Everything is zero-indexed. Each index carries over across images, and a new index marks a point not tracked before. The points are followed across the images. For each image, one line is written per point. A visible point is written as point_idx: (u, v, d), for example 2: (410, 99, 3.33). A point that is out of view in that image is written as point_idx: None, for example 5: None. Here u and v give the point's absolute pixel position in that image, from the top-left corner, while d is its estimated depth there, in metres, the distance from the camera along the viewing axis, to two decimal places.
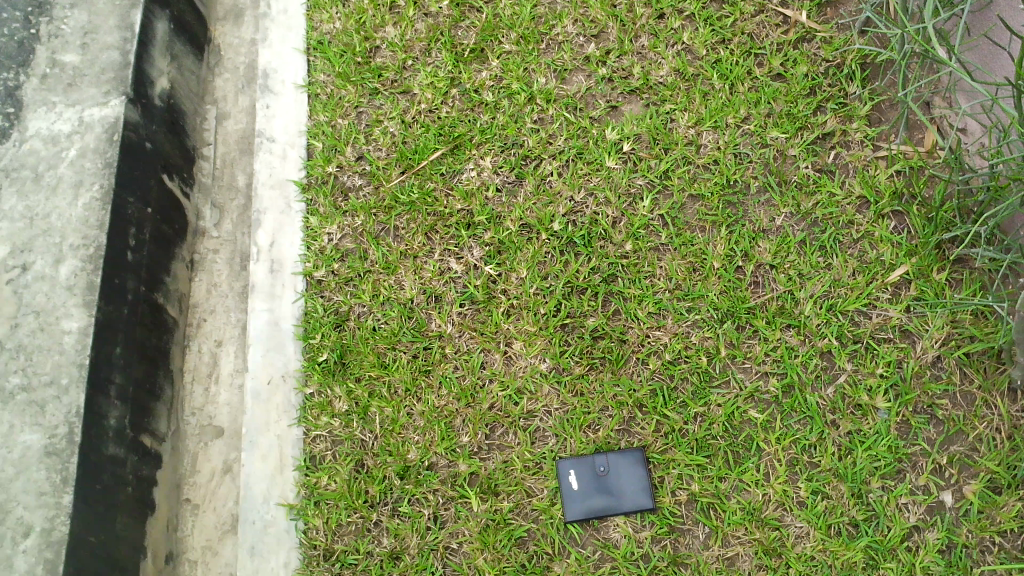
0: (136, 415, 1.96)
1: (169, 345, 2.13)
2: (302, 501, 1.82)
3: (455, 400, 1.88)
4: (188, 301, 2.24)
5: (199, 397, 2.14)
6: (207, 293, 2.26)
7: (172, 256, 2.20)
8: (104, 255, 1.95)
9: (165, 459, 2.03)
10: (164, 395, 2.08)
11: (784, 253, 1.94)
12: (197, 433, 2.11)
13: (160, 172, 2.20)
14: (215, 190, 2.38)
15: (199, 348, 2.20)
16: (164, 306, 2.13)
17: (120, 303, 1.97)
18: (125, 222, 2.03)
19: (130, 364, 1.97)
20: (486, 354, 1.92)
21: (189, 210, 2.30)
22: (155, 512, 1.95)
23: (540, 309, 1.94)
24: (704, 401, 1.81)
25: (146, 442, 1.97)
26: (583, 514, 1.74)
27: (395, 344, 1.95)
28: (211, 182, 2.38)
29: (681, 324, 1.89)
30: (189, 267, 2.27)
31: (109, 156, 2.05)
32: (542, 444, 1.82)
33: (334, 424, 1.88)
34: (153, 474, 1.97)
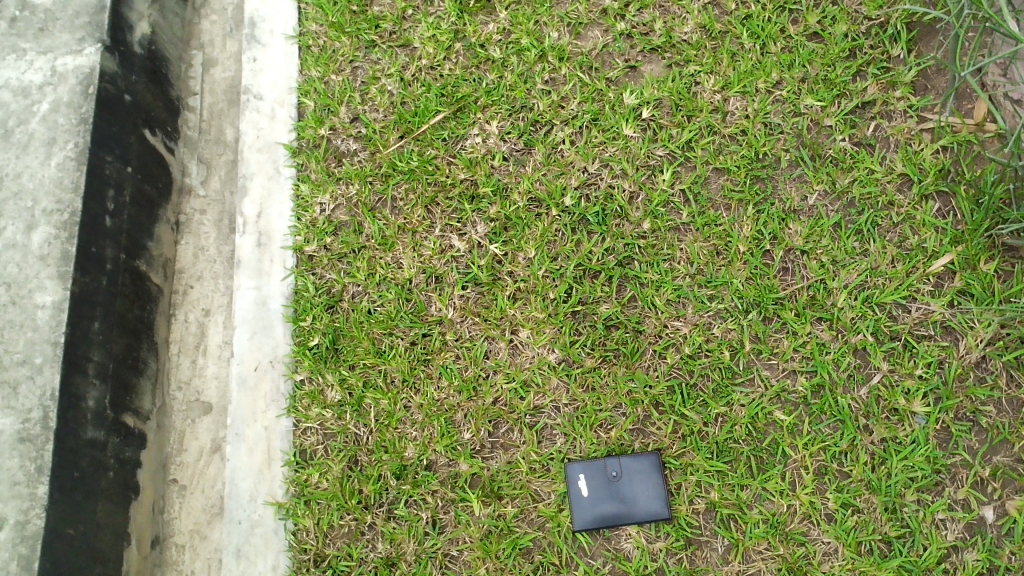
0: (117, 394, 1.82)
1: (153, 316, 1.99)
2: (291, 498, 1.71)
3: (456, 393, 1.74)
4: (172, 267, 2.09)
5: (186, 369, 2.02)
6: (194, 257, 2.11)
7: (155, 219, 2.04)
8: (79, 221, 1.79)
9: (150, 438, 1.91)
10: (149, 370, 1.95)
11: (816, 236, 1.77)
12: (184, 409, 1.99)
13: (141, 127, 2.02)
14: (201, 144, 2.21)
15: (185, 318, 2.06)
16: (147, 275, 1.99)
17: (98, 273, 1.82)
18: (102, 184, 1.87)
19: (110, 339, 1.83)
20: (490, 342, 1.78)
21: (173, 167, 2.13)
22: (139, 496, 1.84)
23: (548, 295, 1.79)
24: (726, 401, 1.67)
25: (129, 422, 1.84)
26: (595, 523, 1.60)
27: (392, 329, 1.82)
28: (197, 136, 2.20)
29: (702, 314, 1.74)
30: (174, 229, 2.11)
31: (85, 111, 1.87)
32: (549, 444, 1.69)
33: (326, 416, 1.77)
34: (135, 458, 1.85)
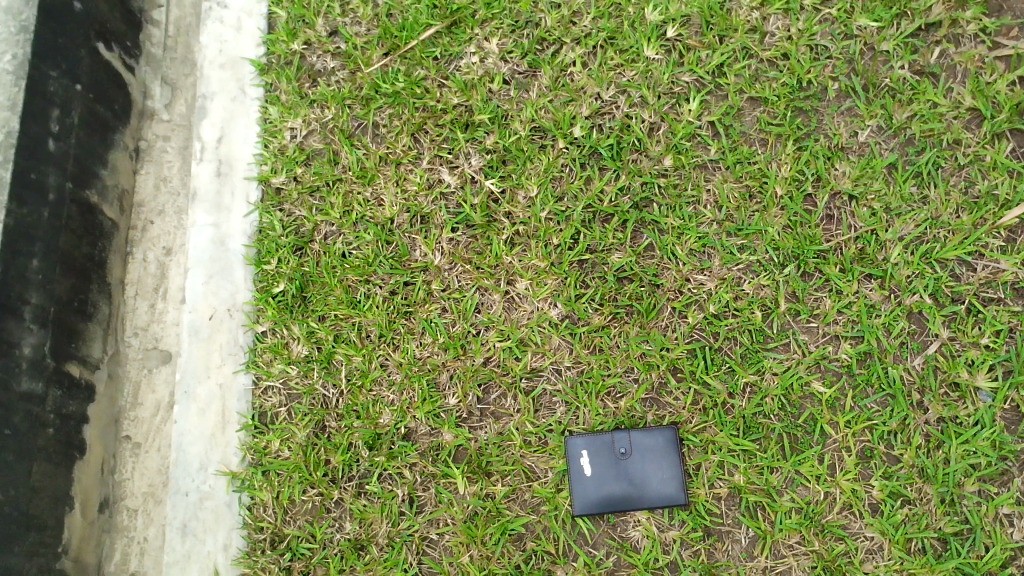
0: (58, 345, 1.47)
1: (105, 253, 1.62)
2: (248, 468, 1.48)
3: (441, 351, 1.49)
4: (129, 201, 1.70)
5: (144, 314, 1.65)
6: (155, 189, 1.73)
7: (109, 146, 1.65)
8: (16, 141, 1.41)
9: (100, 388, 1.56)
10: (100, 314, 1.58)
11: (868, 179, 1.51)
12: (141, 358, 1.63)
13: (94, 39, 1.61)
14: (166, 63, 1.79)
15: (144, 256, 1.69)
16: (99, 207, 1.62)
17: (37, 204, 1.45)
18: (45, 101, 1.48)
19: (52, 281, 1.47)
20: (482, 294, 1.53)
21: (132, 88, 1.72)
22: (86, 454, 1.50)
23: (552, 241, 1.54)
24: (757, 368, 1.42)
25: (73, 371, 1.49)
26: (597, 509, 1.37)
27: (370, 276, 1.56)
28: (161, 55, 1.78)
29: (731, 267, 1.49)
30: (132, 158, 1.72)
31: (26, 18, 1.47)
32: (547, 414, 1.45)
33: (291, 373, 1.53)
34: (82, 412, 1.51)
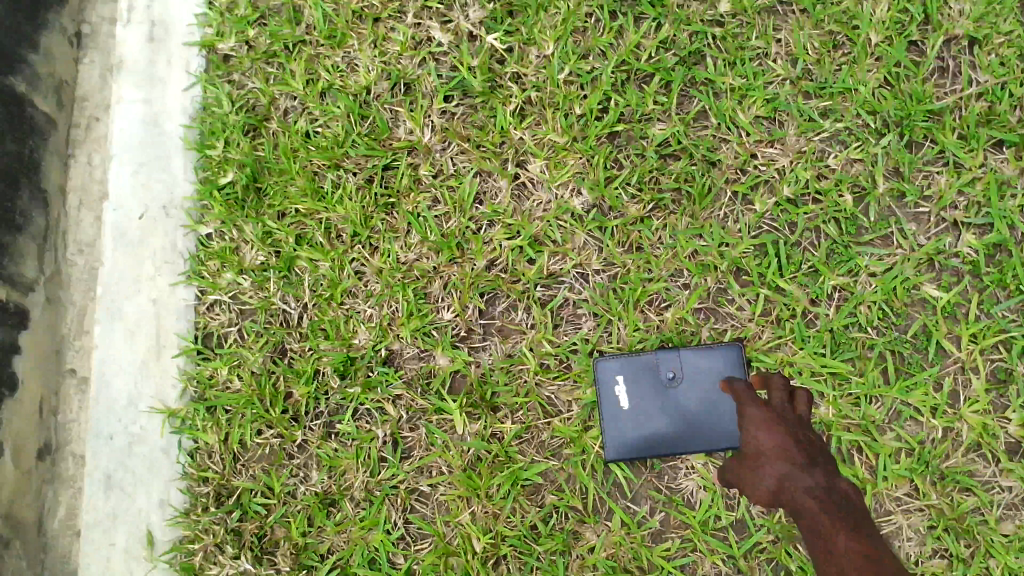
0: None
1: (41, 156, 1.18)
2: (190, 404, 1.15)
3: (432, 254, 1.16)
4: (69, 92, 1.25)
5: (92, 229, 1.22)
6: (102, 80, 1.27)
7: (38, 23, 1.20)
8: None
9: (38, 315, 1.14)
10: (36, 226, 1.16)
11: (996, 18, 1.12)
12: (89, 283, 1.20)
13: None
14: None
15: (90, 160, 1.25)
16: (30, 98, 1.17)
17: None
18: None
19: None
20: (483, 179, 1.19)
21: None
22: (19, 399, 1.09)
23: (574, 109, 1.18)
24: (849, 267, 1.07)
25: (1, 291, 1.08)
26: (636, 453, 1.04)
27: (339, 162, 1.22)
28: None
29: (811, 137, 1.13)
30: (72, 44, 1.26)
31: None
32: (571, 331, 1.12)
33: (242, 286, 1.20)
34: (11, 342, 1.09)
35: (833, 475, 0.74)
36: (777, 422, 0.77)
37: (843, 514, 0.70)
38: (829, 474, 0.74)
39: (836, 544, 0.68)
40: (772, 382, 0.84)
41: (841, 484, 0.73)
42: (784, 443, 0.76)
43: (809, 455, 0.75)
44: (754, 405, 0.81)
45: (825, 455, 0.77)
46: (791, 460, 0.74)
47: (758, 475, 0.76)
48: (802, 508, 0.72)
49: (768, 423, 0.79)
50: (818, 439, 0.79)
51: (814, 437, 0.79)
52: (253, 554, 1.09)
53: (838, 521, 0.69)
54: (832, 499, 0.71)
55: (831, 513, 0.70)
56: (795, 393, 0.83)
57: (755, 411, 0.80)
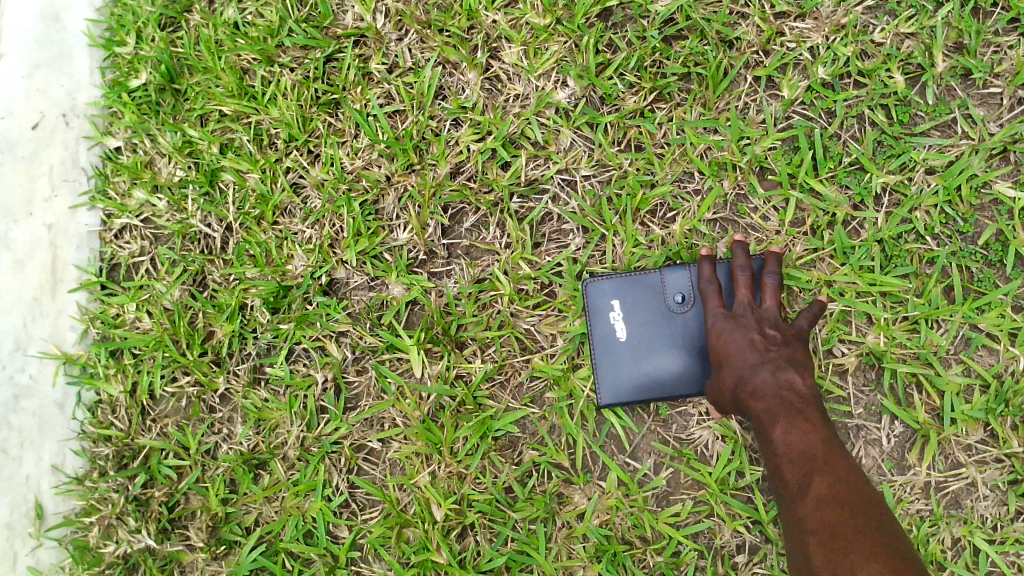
0: None
1: None
2: (91, 349, 0.95)
3: (384, 161, 0.95)
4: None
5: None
6: None
7: None
8: None
9: None
10: None
11: None
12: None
13: None
14: None
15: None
16: None
17: None
18: None
19: None
20: (447, 72, 0.97)
21: None
22: None
23: None
24: (902, 163, 0.87)
25: None
26: (636, 395, 0.83)
27: (272, 57, 0.99)
28: None
29: (852, 7, 0.90)
30: None
31: None
32: (555, 250, 0.91)
33: (157, 207, 0.98)
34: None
35: (788, 370, 0.74)
36: (738, 319, 0.78)
37: (791, 403, 0.72)
38: (783, 369, 0.74)
39: (775, 434, 0.71)
40: (742, 271, 0.81)
41: (795, 382, 0.73)
42: (746, 341, 0.76)
43: (766, 357, 0.75)
44: (718, 299, 0.80)
45: (787, 350, 0.76)
46: (745, 359, 0.76)
47: (720, 375, 0.78)
48: (751, 409, 0.74)
49: (726, 326, 0.78)
50: (786, 330, 0.78)
51: (782, 329, 0.78)
52: (158, 528, 0.90)
53: (780, 413, 0.71)
54: (782, 395, 0.72)
55: (775, 405, 0.72)
56: (766, 284, 0.81)
57: (717, 305, 0.80)
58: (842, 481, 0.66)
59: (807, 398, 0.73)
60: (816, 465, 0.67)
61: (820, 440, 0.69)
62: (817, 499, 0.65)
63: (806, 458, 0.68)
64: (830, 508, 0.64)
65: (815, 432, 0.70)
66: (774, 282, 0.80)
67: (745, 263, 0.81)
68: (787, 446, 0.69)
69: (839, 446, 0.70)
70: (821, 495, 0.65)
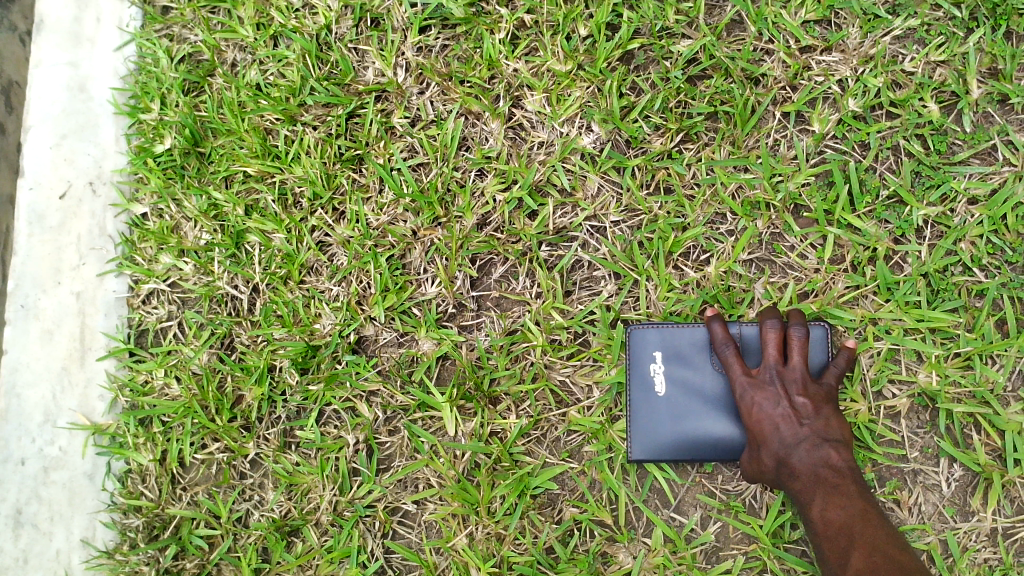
0: None
1: None
2: (119, 418, 0.93)
3: (409, 215, 0.93)
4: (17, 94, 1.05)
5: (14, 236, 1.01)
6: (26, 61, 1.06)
7: None
8: None
9: None
10: None
11: None
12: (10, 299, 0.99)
13: None
14: None
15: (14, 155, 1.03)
16: None
17: None
18: None
19: None
20: (470, 123, 0.96)
21: None
22: None
23: (579, 30, 0.94)
24: (943, 193, 0.84)
25: None
26: (670, 450, 0.81)
27: (296, 116, 0.99)
28: None
29: (880, 37, 0.89)
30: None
31: None
32: (587, 296, 0.89)
33: (184, 270, 0.97)
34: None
35: (823, 440, 0.73)
36: (763, 387, 0.76)
37: (827, 479, 0.72)
38: (819, 443, 0.73)
39: (813, 512, 0.71)
40: (765, 328, 0.78)
41: (831, 456, 0.72)
42: (776, 413, 0.75)
43: (798, 430, 0.73)
44: (740, 363, 0.78)
45: (822, 417, 0.75)
46: (776, 434, 0.74)
47: (756, 450, 0.77)
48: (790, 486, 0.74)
49: (753, 394, 0.76)
50: (815, 389, 0.76)
51: (813, 389, 0.76)
52: None
53: (817, 490, 0.71)
54: (818, 473, 0.72)
55: (811, 483, 0.72)
56: (792, 338, 0.78)
57: (740, 370, 0.77)
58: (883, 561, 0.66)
59: (845, 470, 0.72)
60: (854, 545, 0.68)
61: (858, 511, 0.70)
62: None
63: (844, 540, 0.69)
64: None
65: (854, 508, 0.70)
66: (800, 336, 0.77)
67: (769, 318, 0.79)
68: (825, 523, 0.70)
69: (880, 518, 0.70)
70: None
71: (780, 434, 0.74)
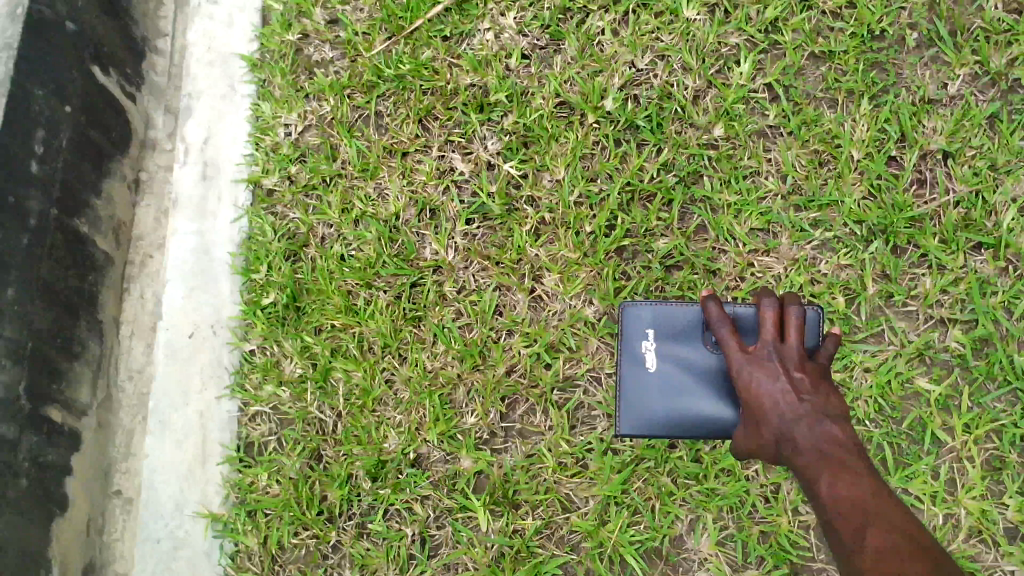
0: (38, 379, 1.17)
1: (99, 289, 1.30)
2: (232, 509, 1.26)
3: (456, 361, 1.25)
4: (126, 233, 1.38)
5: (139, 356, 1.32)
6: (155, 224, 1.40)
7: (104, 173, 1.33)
8: None
9: (88, 439, 1.24)
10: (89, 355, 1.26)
11: (967, 133, 1.24)
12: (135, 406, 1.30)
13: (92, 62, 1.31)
14: (171, 92, 1.46)
15: (141, 292, 1.36)
16: (92, 237, 1.29)
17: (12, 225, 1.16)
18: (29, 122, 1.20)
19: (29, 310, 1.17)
20: (502, 294, 1.29)
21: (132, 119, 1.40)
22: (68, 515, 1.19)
23: (584, 228, 1.29)
24: (844, 364, 1.16)
25: (54, 416, 1.18)
26: (660, 418, 1.08)
27: (371, 281, 1.33)
28: (166, 81, 1.46)
29: (803, 246, 1.23)
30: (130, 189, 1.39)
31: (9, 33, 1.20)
32: (586, 430, 1.21)
33: (282, 397, 1.29)
34: (64, 464, 1.19)
35: (819, 419, 0.90)
36: (763, 365, 0.94)
37: (831, 456, 0.87)
38: (819, 420, 0.90)
39: (823, 488, 0.86)
40: (764, 310, 0.98)
41: (830, 431, 0.89)
42: (777, 390, 0.92)
43: (798, 407, 0.90)
44: (740, 346, 0.98)
45: (818, 393, 0.92)
46: (776, 408, 0.92)
47: (762, 429, 0.93)
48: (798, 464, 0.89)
49: (758, 373, 0.94)
50: (808, 367, 0.94)
51: (806, 366, 0.95)
52: None
53: (825, 468, 0.86)
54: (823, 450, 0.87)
55: (817, 460, 0.87)
56: (784, 320, 0.98)
57: (740, 352, 0.97)
58: (893, 527, 0.80)
59: (844, 444, 0.88)
60: (867, 514, 0.81)
61: (861, 487, 0.84)
62: (878, 550, 0.78)
63: (856, 507, 0.82)
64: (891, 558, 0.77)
65: (859, 481, 0.85)
66: (791, 318, 0.97)
67: (764, 301, 0.99)
68: (837, 496, 0.84)
69: (884, 492, 0.84)
70: (877, 541, 0.79)
71: (781, 409, 0.91)
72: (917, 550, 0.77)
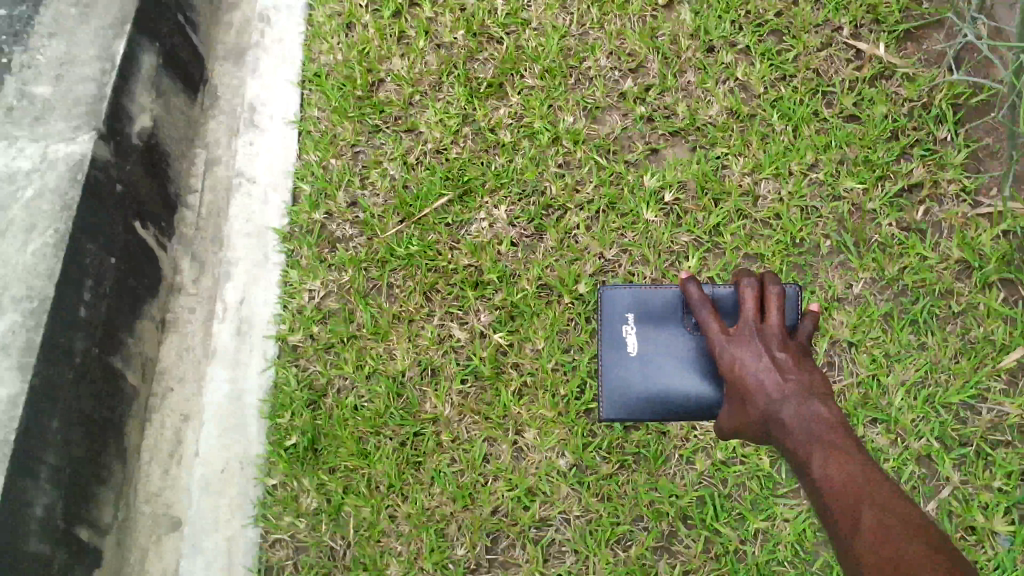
0: (73, 500, 1.38)
1: (125, 418, 1.53)
2: None
3: (450, 501, 1.52)
4: (151, 368, 1.62)
5: (155, 479, 1.56)
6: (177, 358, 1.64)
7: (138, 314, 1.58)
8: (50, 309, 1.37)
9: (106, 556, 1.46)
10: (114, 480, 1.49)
11: (866, 329, 1.57)
12: (150, 526, 1.53)
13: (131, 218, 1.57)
14: (197, 240, 1.74)
15: (161, 421, 1.60)
16: (123, 372, 1.53)
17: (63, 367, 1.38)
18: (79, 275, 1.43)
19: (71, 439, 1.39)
20: (490, 444, 1.56)
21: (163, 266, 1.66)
22: None
23: (559, 390, 1.57)
24: (767, 514, 1.48)
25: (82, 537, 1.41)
26: (637, 401, 1.38)
27: (380, 428, 1.58)
28: (194, 232, 1.74)
29: None
30: (158, 327, 1.64)
31: (70, 197, 1.45)
32: (558, 562, 1.49)
33: (299, 526, 1.53)
34: None
35: (805, 399, 1.13)
36: (748, 347, 1.21)
37: (821, 438, 1.09)
38: (806, 406, 1.12)
39: (820, 474, 1.05)
40: (746, 293, 1.26)
41: (816, 413, 1.11)
42: (765, 375, 1.17)
43: (787, 393, 1.14)
44: (725, 326, 1.25)
45: (799, 373, 1.17)
46: (767, 392, 1.16)
47: (753, 409, 1.17)
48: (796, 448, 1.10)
49: (749, 358, 1.20)
50: (790, 352, 1.19)
51: (787, 347, 1.20)
52: None
53: (817, 453, 1.07)
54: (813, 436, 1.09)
55: (809, 444, 1.09)
56: (765, 298, 1.25)
57: (728, 335, 1.24)
58: (883, 505, 0.98)
59: (828, 422, 1.10)
60: (859, 494, 1.00)
61: (850, 469, 1.04)
62: (874, 525, 0.96)
63: (849, 494, 1.01)
64: (883, 529, 0.95)
65: (850, 466, 1.04)
66: (772, 295, 1.25)
67: (749, 284, 1.26)
68: (831, 478, 1.04)
69: (875, 476, 1.03)
70: (871, 519, 0.97)
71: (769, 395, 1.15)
72: (906, 525, 0.94)
